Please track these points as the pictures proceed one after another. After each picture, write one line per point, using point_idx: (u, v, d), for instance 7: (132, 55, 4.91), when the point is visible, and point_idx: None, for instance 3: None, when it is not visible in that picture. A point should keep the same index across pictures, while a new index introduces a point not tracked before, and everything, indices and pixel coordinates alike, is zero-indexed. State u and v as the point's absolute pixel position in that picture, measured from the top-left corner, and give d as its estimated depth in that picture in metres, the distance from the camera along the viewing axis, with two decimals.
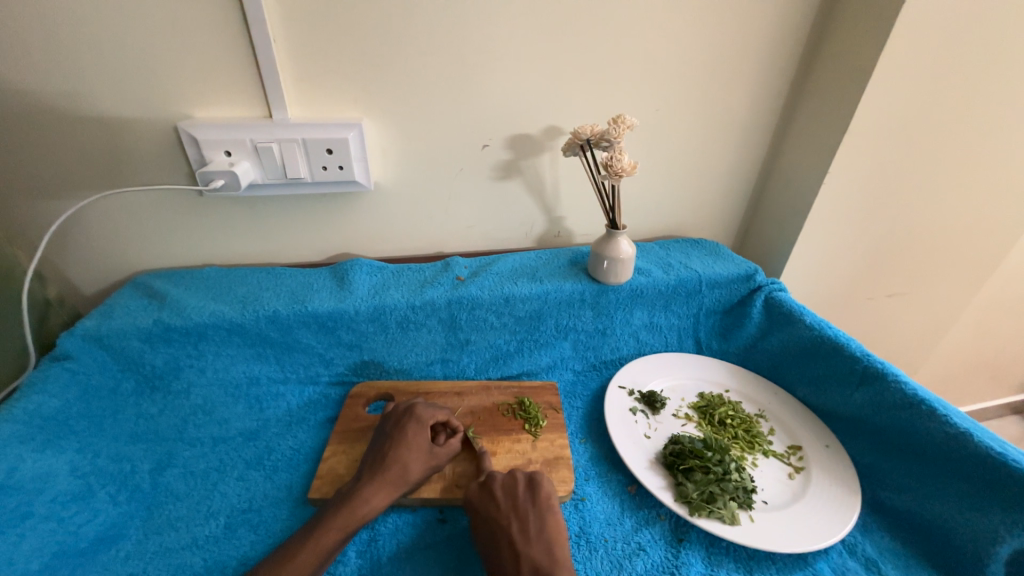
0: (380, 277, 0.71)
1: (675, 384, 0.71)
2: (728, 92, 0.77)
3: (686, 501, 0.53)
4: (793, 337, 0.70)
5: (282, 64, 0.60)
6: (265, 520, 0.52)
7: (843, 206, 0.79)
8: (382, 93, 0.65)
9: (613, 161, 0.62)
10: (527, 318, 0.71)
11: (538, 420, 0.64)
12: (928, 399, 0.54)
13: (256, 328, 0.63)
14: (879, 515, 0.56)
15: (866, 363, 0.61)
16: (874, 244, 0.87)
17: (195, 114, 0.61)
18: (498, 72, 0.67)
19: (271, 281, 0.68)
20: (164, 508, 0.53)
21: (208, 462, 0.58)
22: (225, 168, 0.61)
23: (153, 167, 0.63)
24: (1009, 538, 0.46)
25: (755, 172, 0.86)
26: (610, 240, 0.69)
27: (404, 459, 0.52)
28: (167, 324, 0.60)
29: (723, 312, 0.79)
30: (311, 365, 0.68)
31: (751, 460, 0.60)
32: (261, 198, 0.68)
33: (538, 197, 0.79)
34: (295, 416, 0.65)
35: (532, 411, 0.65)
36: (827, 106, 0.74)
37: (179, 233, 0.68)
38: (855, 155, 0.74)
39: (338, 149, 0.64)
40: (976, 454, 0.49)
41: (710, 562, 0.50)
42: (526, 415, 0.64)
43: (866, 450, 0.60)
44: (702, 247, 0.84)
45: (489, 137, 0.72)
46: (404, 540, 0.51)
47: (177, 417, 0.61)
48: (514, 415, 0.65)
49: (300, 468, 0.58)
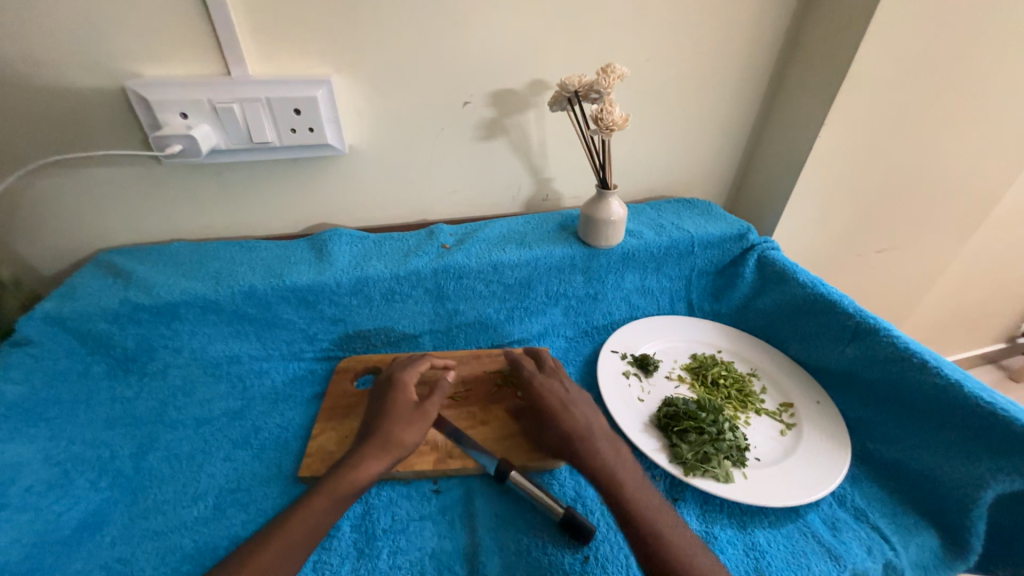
0: (361, 248, 0.67)
1: (668, 347, 0.70)
2: (723, 39, 0.72)
3: (681, 461, 0.53)
4: (785, 296, 0.70)
5: (235, 14, 0.54)
6: (255, 499, 0.51)
7: (838, 161, 0.77)
8: (351, 47, 0.59)
9: (604, 113, 0.58)
10: (516, 286, 0.69)
11: None
12: (919, 352, 0.54)
13: (232, 305, 0.60)
14: (868, 467, 0.57)
15: (859, 319, 0.60)
16: (867, 199, 0.85)
17: (143, 73, 0.55)
18: (476, 20, 0.62)
19: (245, 255, 0.64)
20: (150, 492, 0.51)
21: (192, 444, 0.56)
22: (182, 132, 0.55)
23: (101, 134, 0.57)
24: (994, 483, 0.46)
25: (749, 127, 0.83)
26: (600, 201, 0.66)
27: (387, 426, 0.51)
28: (135, 304, 0.57)
29: (715, 273, 0.78)
30: (294, 341, 0.65)
31: (743, 419, 0.60)
32: (226, 165, 0.63)
33: (524, 158, 0.75)
34: (281, 394, 0.63)
35: None
36: (826, 51, 0.69)
37: (141, 207, 0.64)
38: (853, 105, 0.71)
39: (306, 109, 0.59)
40: (966, 404, 0.49)
41: (705, 520, 0.51)
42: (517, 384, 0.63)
43: (856, 404, 0.61)
44: (694, 207, 0.82)
45: (470, 94, 0.67)
46: (400, 512, 0.50)
47: (156, 400, 0.59)
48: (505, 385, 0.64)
49: (289, 446, 0.56)
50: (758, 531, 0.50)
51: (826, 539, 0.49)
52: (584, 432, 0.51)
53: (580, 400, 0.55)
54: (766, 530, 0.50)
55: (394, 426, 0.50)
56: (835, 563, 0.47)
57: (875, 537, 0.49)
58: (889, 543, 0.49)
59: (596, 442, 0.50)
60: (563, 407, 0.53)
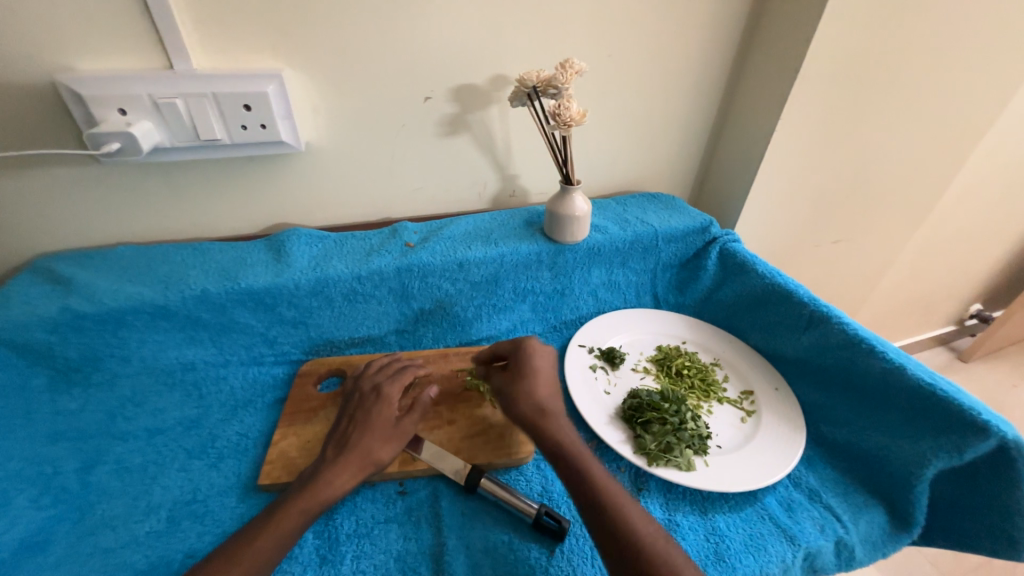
0: (321, 248, 0.65)
1: (634, 340, 0.71)
2: (682, 35, 0.73)
3: (645, 452, 0.54)
4: (745, 286, 0.72)
5: (176, 3, 0.51)
6: (212, 510, 0.49)
7: (794, 155, 0.80)
8: (304, 41, 0.57)
9: (561, 109, 0.58)
10: (483, 283, 0.69)
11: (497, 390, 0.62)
12: (867, 338, 0.57)
13: (184, 311, 0.57)
14: (822, 449, 0.59)
15: (813, 308, 0.63)
16: (822, 192, 0.88)
17: (76, 67, 0.52)
18: (433, 13, 0.61)
19: (197, 258, 0.62)
20: (98, 508, 0.48)
21: (144, 456, 0.53)
22: (120, 129, 0.52)
23: (32, 132, 0.54)
24: (935, 460, 0.49)
25: (710, 122, 0.84)
26: (564, 197, 0.66)
27: (367, 441, 0.50)
28: (75, 311, 0.53)
29: (679, 265, 0.79)
30: (253, 346, 0.63)
31: (706, 408, 0.61)
32: (173, 163, 0.60)
33: (489, 154, 0.74)
34: (240, 400, 0.60)
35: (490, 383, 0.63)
36: (779, 48, 0.71)
37: (82, 209, 0.60)
38: (806, 101, 0.73)
39: (257, 104, 0.57)
40: (910, 385, 0.52)
41: (668, 508, 0.52)
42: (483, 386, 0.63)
43: (811, 389, 0.63)
44: (658, 201, 0.83)
45: (430, 89, 0.66)
46: (365, 517, 0.50)
47: (103, 412, 0.56)
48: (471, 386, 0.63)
49: (248, 453, 0.55)
50: (718, 516, 0.51)
51: (783, 520, 0.51)
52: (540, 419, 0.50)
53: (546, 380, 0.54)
54: (725, 515, 0.51)
55: (374, 442, 0.49)
56: (790, 543, 0.48)
57: (828, 516, 0.51)
58: (841, 521, 0.51)
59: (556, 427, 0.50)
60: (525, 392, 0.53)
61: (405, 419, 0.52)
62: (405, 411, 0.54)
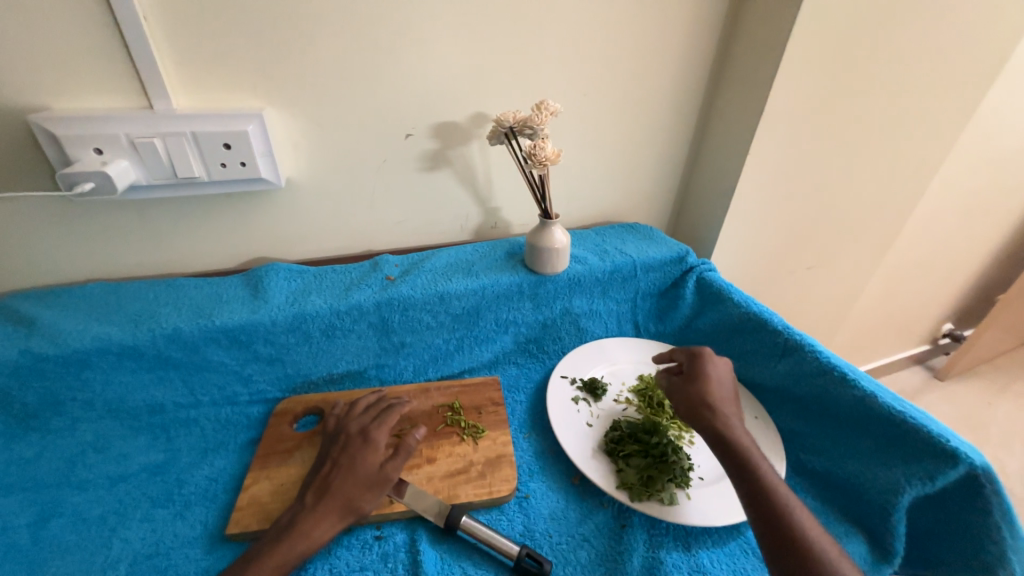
0: (300, 282, 0.65)
1: (615, 370, 0.72)
2: (653, 76, 0.77)
3: (627, 487, 0.53)
4: (723, 314, 0.73)
5: (158, 46, 0.52)
6: (175, 564, 0.46)
7: (763, 187, 0.83)
8: (287, 82, 0.59)
9: (536, 150, 0.59)
10: (464, 315, 0.69)
11: (477, 429, 0.61)
12: (838, 365, 0.58)
13: (154, 350, 0.56)
14: (802, 478, 0.59)
15: (788, 336, 0.64)
16: (793, 221, 0.92)
17: (55, 107, 0.52)
18: (415, 56, 0.63)
19: (170, 295, 0.61)
20: (51, 565, 0.46)
21: (104, 506, 0.51)
22: (94, 168, 0.52)
23: (5, 170, 0.53)
24: (909, 487, 0.50)
25: (684, 156, 0.88)
26: (544, 230, 0.68)
27: (350, 489, 0.48)
28: (37, 353, 0.51)
29: (659, 294, 0.81)
30: (226, 384, 0.61)
31: (688, 438, 0.61)
32: (150, 200, 0.59)
33: (470, 188, 0.76)
34: (210, 442, 0.58)
35: (470, 421, 0.62)
36: (744, 89, 0.76)
37: (53, 246, 0.59)
38: (771, 137, 0.77)
39: (238, 143, 0.57)
40: (881, 412, 0.53)
41: (652, 544, 0.51)
42: (463, 424, 0.61)
43: (790, 416, 0.64)
44: (636, 231, 0.86)
45: (412, 126, 0.67)
46: (339, 564, 0.48)
47: (61, 459, 0.53)
48: (452, 423, 0.62)
49: (217, 499, 0.52)
50: (702, 552, 0.50)
51: None
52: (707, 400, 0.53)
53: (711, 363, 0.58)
54: (710, 550, 0.51)
55: (356, 490, 0.48)
56: None
57: None
58: None
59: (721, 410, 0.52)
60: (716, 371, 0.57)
61: (389, 466, 0.50)
62: (390, 456, 0.51)
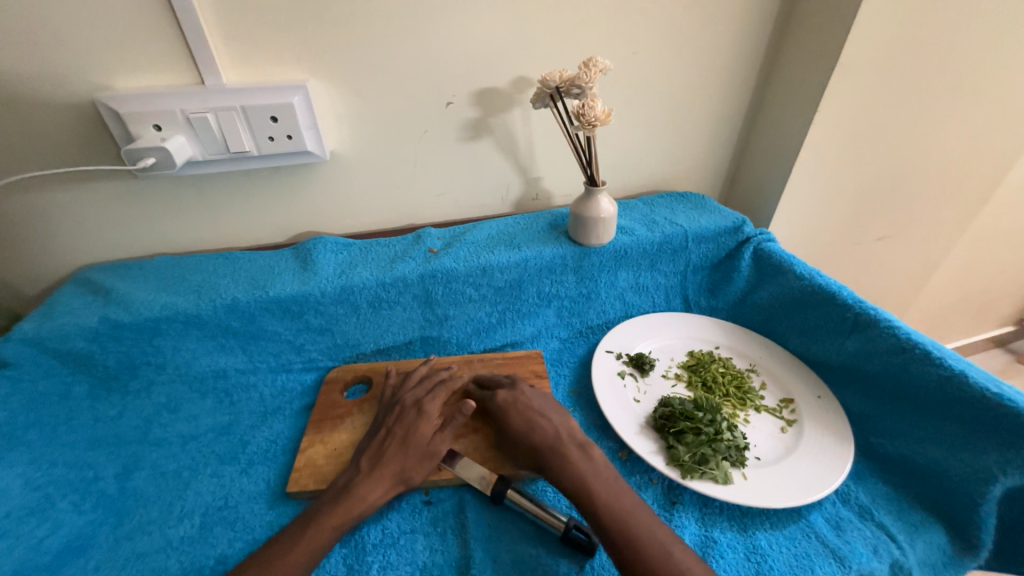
0: (346, 255, 0.66)
1: (664, 345, 0.69)
2: (710, 28, 0.70)
3: (679, 464, 0.52)
4: (783, 288, 0.68)
5: (206, 20, 0.53)
6: (242, 517, 0.50)
7: (833, 147, 0.75)
8: (328, 52, 0.58)
9: (585, 110, 0.56)
10: (506, 288, 0.68)
11: None
12: (921, 343, 0.53)
13: (215, 319, 0.59)
14: (871, 463, 0.55)
15: (859, 310, 0.59)
16: (865, 186, 0.83)
17: (115, 86, 0.54)
18: (455, 18, 0.60)
19: (228, 267, 0.63)
20: (136, 512, 0.50)
21: (179, 462, 0.55)
22: (155, 144, 0.54)
23: (76, 150, 0.56)
24: (1003, 477, 0.45)
25: (741, 117, 0.81)
26: (589, 199, 0.65)
27: (407, 455, 0.50)
28: (114, 321, 0.55)
29: (711, 267, 0.76)
30: (281, 353, 0.64)
31: (742, 417, 0.58)
32: (205, 176, 0.62)
33: (512, 157, 0.73)
34: (269, 406, 0.61)
35: None
36: (815, 36, 0.68)
37: (121, 221, 0.62)
38: (846, 90, 0.69)
39: (284, 116, 0.58)
40: (972, 395, 0.48)
41: (704, 523, 0.49)
42: None
43: (858, 397, 0.59)
44: (687, 200, 0.81)
45: (452, 94, 0.65)
46: (391, 526, 0.49)
47: (140, 418, 0.58)
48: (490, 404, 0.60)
49: (277, 460, 0.55)
50: (759, 533, 0.48)
51: (831, 539, 0.47)
52: (554, 442, 0.50)
53: (551, 411, 0.54)
54: (767, 533, 0.48)
55: (409, 461, 0.50)
56: (840, 565, 0.45)
57: (881, 536, 0.48)
58: (896, 541, 0.47)
59: (565, 451, 0.49)
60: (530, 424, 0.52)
61: (437, 438, 0.52)
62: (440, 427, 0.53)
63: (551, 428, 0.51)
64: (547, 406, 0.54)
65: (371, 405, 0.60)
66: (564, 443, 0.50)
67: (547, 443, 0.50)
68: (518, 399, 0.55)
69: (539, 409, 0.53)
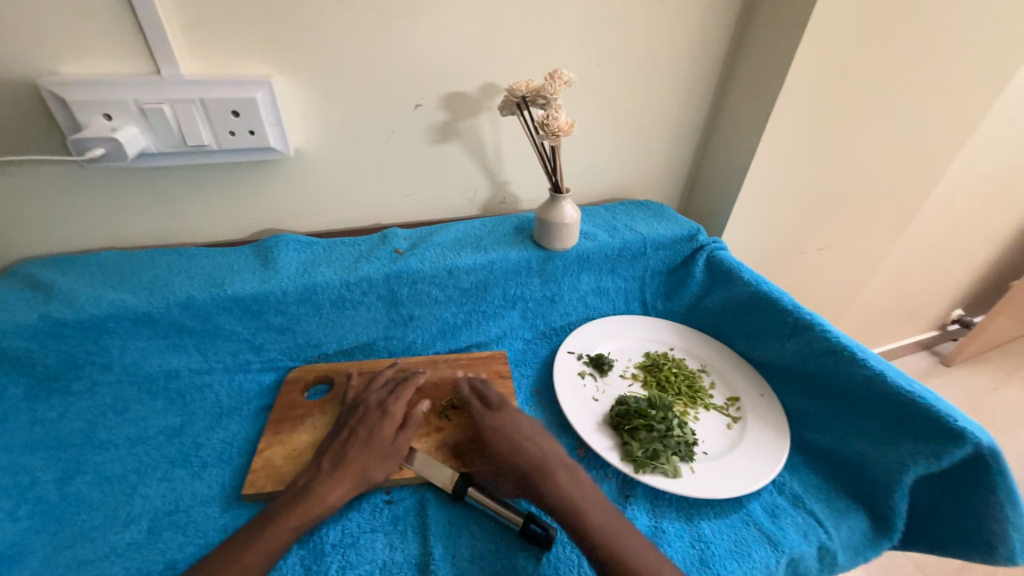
0: (310, 254, 0.65)
1: (623, 346, 0.72)
2: (670, 47, 0.74)
3: (632, 459, 0.54)
4: (732, 294, 0.73)
5: (164, 10, 0.51)
6: (194, 521, 0.48)
7: (779, 164, 0.81)
8: (295, 49, 0.58)
9: (549, 120, 0.58)
10: (472, 290, 0.69)
11: None
12: (849, 345, 0.58)
13: (168, 317, 0.57)
14: (806, 455, 0.60)
15: (797, 315, 0.64)
16: (808, 200, 0.90)
17: (62, 71, 0.51)
18: (425, 22, 0.61)
19: (183, 263, 0.61)
20: (76, 519, 0.48)
21: (125, 466, 0.53)
22: (105, 134, 0.52)
23: (15, 136, 0.53)
24: (914, 466, 0.50)
25: (698, 132, 0.86)
26: (554, 205, 0.67)
27: (369, 456, 0.50)
28: (56, 319, 0.53)
29: (668, 272, 0.80)
30: (239, 352, 0.63)
31: (693, 414, 0.62)
32: (160, 168, 0.59)
33: (480, 161, 0.75)
34: (225, 407, 0.60)
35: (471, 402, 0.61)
36: (763, 61, 0.73)
37: (64, 213, 0.59)
38: (791, 112, 0.74)
39: (246, 111, 0.57)
40: (889, 392, 0.53)
41: (655, 514, 0.52)
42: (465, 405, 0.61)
43: (796, 395, 0.64)
44: (647, 209, 0.84)
45: (422, 96, 0.66)
46: (351, 526, 0.49)
47: (83, 421, 0.55)
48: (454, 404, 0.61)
49: (233, 462, 0.54)
50: (704, 522, 0.52)
51: (767, 526, 0.51)
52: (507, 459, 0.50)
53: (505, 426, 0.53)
54: (711, 521, 0.52)
55: (371, 460, 0.50)
56: (774, 549, 0.49)
57: (811, 522, 0.52)
58: (823, 526, 0.52)
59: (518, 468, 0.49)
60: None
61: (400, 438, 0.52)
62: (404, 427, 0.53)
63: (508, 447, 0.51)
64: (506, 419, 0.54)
65: (333, 406, 0.59)
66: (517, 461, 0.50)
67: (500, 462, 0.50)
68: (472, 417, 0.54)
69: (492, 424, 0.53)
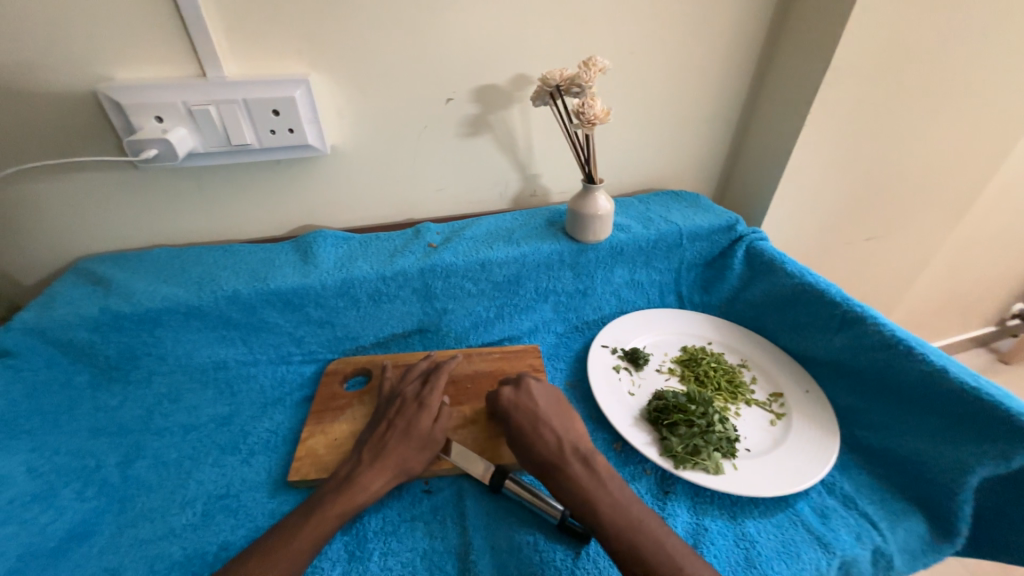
0: (347, 249, 0.67)
1: (658, 340, 0.70)
2: (707, 30, 0.71)
3: (671, 455, 0.53)
4: (773, 286, 0.70)
5: (209, 14, 0.53)
6: (244, 505, 0.50)
7: (824, 149, 0.77)
8: (331, 47, 0.59)
9: (584, 108, 0.57)
10: (505, 283, 0.69)
11: None
12: (905, 339, 0.55)
13: (216, 310, 0.59)
14: (857, 455, 0.57)
15: (847, 308, 0.61)
16: (855, 187, 0.85)
17: (117, 77, 0.54)
18: (456, 15, 0.61)
19: (228, 259, 0.64)
20: (137, 500, 0.50)
21: (180, 451, 0.55)
22: (157, 136, 0.54)
23: (75, 140, 0.56)
24: (979, 467, 0.47)
25: (736, 118, 0.82)
26: (587, 196, 0.66)
27: (407, 447, 0.51)
28: (116, 312, 0.56)
29: (704, 264, 0.78)
30: (281, 345, 0.65)
31: (734, 410, 0.60)
32: (206, 167, 0.62)
33: (511, 154, 0.74)
34: (269, 398, 0.62)
35: None
36: (808, 41, 0.69)
37: (119, 212, 0.62)
38: (838, 94, 0.70)
39: (285, 109, 0.58)
40: (951, 389, 0.50)
41: (696, 512, 0.51)
42: None
43: (844, 392, 0.61)
44: (682, 199, 0.82)
45: (453, 90, 0.66)
46: (391, 514, 0.50)
47: (141, 408, 0.58)
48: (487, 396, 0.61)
49: (278, 450, 0.56)
50: (748, 521, 0.50)
51: (816, 527, 0.49)
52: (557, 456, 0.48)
53: (553, 419, 0.51)
54: (756, 520, 0.50)
55: (408, 451, 0.51)
56: (824, 550, 0.47)
57: (864, 524, 0.50)
58: (877, 528, 0.49)
59: (569, 465, 0.47)
60: (534, 429, 0.50)
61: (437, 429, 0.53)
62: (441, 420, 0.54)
63: (556, 443, 0.49)
64: (552, 411, 0.52)
65: (371, 397, 0.60)
66: (567, 457, 0.48)
67: (548, 459, 0.48)
68: (517, 411, 0.52)
69: (537, 417, 0.51)
